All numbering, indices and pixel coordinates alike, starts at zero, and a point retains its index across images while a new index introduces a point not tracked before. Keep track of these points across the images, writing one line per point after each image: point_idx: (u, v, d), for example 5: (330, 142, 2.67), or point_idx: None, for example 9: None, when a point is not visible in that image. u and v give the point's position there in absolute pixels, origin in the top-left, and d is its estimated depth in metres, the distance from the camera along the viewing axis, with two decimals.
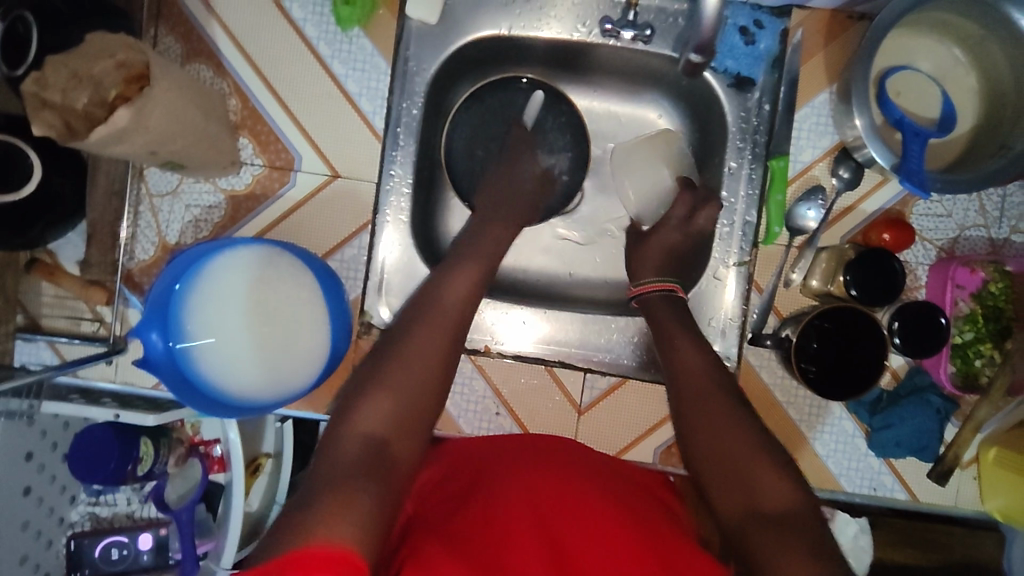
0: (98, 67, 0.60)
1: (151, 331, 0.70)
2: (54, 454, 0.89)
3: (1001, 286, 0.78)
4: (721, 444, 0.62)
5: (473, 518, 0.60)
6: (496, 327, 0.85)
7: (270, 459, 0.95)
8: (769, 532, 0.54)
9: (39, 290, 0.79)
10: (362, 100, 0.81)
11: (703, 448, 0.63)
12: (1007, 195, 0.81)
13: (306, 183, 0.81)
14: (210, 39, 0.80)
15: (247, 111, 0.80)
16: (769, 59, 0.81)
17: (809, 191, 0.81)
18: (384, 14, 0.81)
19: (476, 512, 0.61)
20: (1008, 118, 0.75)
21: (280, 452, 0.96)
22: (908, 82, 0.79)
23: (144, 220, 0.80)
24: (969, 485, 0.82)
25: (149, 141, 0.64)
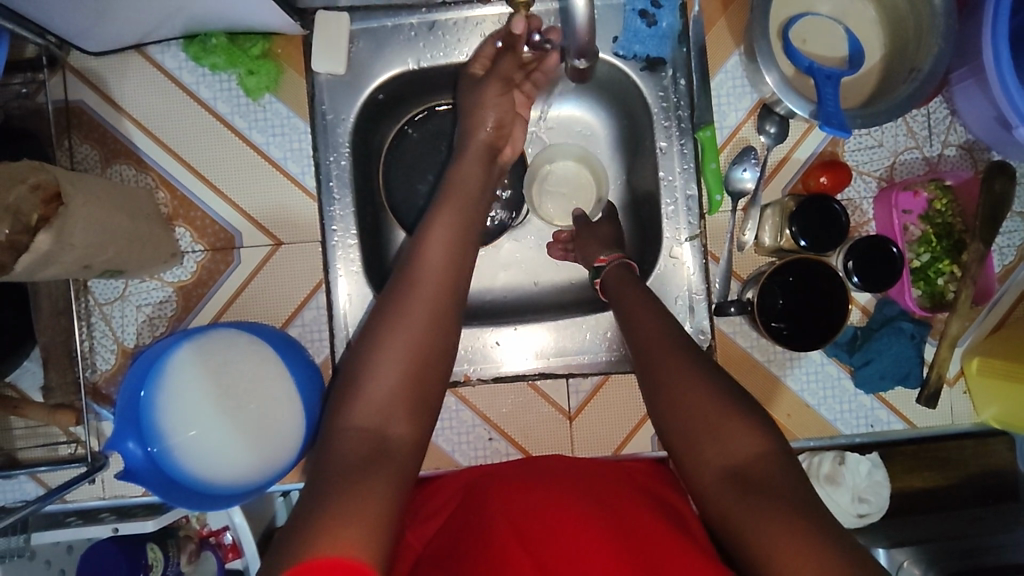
0: (13, 194, 0.57)
1: (127, 440, 0.69)
2: None
3: (945, 202, 0.80)
4: (680, 415, 0.61)
5: (477, 548, 0.61)
6: (497, 350, 0.85)
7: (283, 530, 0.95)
8: (737, 495, 0.55)
9: (9, 425, 0.78)
10: (288, 163, 0.81)
11: (674, 421, 0.62)
12: (931, 113, 0.82)
13: (250, 258, 0.80)
14: (125, 138, 0.80)
15: (177, 200, 0.80)
16: (674, 36, 0.83)
17: (741, 153, 0.81)
18: (292, 75, 0.81)
19: (479, 541, 0.62)
20: (912, 42, 0.77)
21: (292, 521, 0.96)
22: (812, 28, 0.80)
23: (98, 330, 0.79)
24: (961, 401, 0.83)
25: (80, 255, 0.64)
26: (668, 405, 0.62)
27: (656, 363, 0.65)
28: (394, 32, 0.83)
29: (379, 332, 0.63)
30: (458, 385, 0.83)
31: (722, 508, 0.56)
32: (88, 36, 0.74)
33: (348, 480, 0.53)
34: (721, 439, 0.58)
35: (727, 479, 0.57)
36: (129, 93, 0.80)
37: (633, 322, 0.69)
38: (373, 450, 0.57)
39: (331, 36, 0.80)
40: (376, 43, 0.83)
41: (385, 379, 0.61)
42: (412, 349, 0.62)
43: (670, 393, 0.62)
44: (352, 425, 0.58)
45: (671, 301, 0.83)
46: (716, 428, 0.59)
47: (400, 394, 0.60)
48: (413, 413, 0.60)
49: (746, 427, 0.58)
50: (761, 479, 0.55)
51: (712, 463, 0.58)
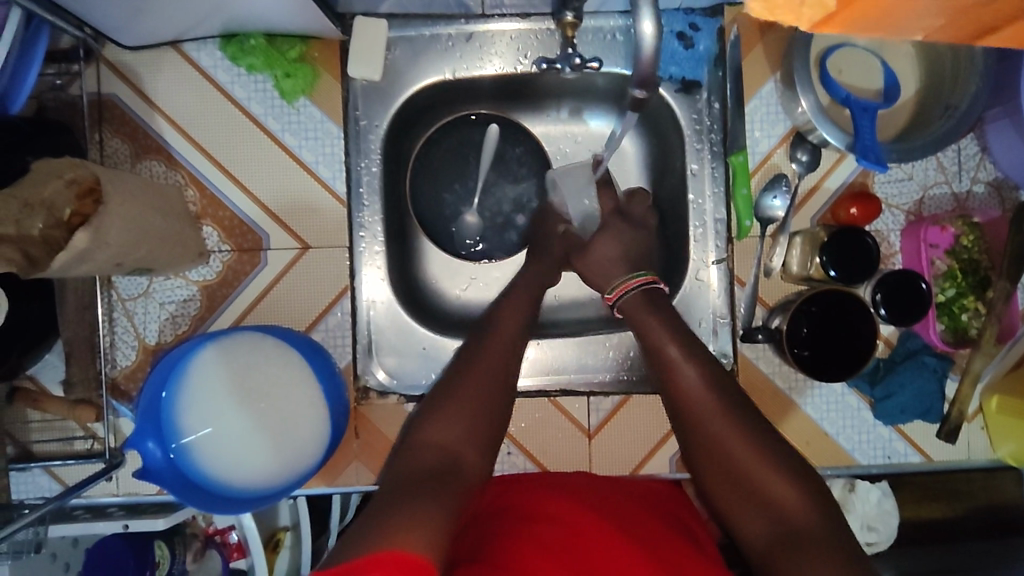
0: (49, 189, 0.58)
1: (147, 441, 0.70)
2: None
3: (973, 238, 0.80)
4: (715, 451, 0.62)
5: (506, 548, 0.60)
6: None
7: (288, 532, 0.93)
8: (782, 551, 0.55)
9: (24, 419, 0.77)
10: (319, 167, 0.81)
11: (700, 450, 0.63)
12: (961, 149, 0.83)
13: (277, 260, 0.80)
14: (157, 134, 0.79)
15: (207, 199, 0.79)
16: (710, 59, 0.83)
17: (772, 180, 0.81)
18: (328, 80, 0.80)
19: (508, 542, 0.61)
20: (949, 79, 0.77)
21: (297, 524, 0.92)
22: (848, 59, 0.80)
23: (120, 325, 0.79)
24: (978, 436, 0.83)
25: (113, 254, 0.63)
26: (705, 457, 0.63)
27: (692, 414, 0.64)
28: (432, 41, 0.83)
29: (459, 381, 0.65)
30: None
31: (769, 563, 0.55)
32: (127, 29, 0.74)
33: (409, 498, 0.52)
34: (765, 492, 0.58)
35: (776, 540, 0.56)
36: (163, 89, 0.79)
37: (667, 353, 0.68)
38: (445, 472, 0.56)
39: (368, 41, 0.79)
40: (413, 51, 0.83)
41: (456, 423, 0.61)
42: (484, 399, 0.64)
43: (706, 447, 0.62)
44: (425, 445, 0.59)
45: (695, 322, 0.84)
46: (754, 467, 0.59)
47: (472, 431, 0.61)
48: (482, 447, 0.61)
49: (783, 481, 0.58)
50: (805, 535, 0.54)
51: (760, 527, 0.58)
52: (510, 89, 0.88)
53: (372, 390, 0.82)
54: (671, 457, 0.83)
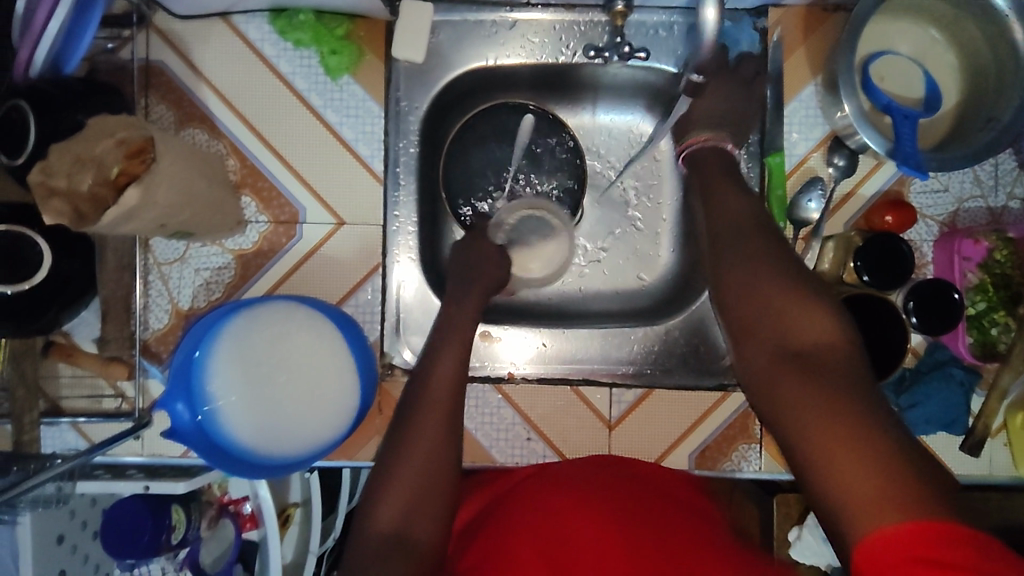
0: (99, 147, 0.60)
1: (177, 402, 0.71)
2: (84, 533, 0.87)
3: (1007, 253, 0.79)
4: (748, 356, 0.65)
5: (497, 538, 0.65)
6: (511, 353, 0.85)
7: (298, 508, 0.96)
8: None
9: (55, 372, 0.78)
10: (359, 145, 0.81)
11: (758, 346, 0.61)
12: (999, 163, 0.82)
13: (312, 234, 0.81)
14: (202, 103, 0.80)
15: (247, 169, 0.81)
16: (752, 59, 0.83)
17: (809, 183, 0.81)
18: (372, 59, 0.81)
19: (499, 531, 0.65)
20: (992, 90, 0.76)
21: (308, 499, 0.96)
22: (891, 66, 0.80)
23: (155, 289, 0.80)
24: (1001, 452, 0.82)
25: (159, 214, 0.64)
26: (740, 292, 0.61)
27: (729, 250, 0.64)
28: (476, 27, 0.83)
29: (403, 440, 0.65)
30: (502, 383, 0.83)
31: (768, 378, 0.55)
32: None
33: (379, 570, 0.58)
34: (789, 319, 0.57)
35: (782, 355, 0.55)
36: (210, 58, 0.80)
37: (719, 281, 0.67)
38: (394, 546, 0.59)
39: (413, 26, 0.80)
40: (457, 35, 0.83)
41: (394, 507, 0.61)
42: (423, 463, 0.63)
43: (743, 285, 0.61)
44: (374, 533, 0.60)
45: None
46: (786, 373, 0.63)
47: (410, 500, 0.61)
48: (431, 515, 0.62)
49: (818, 312, 0.56)
50: (812, 351, 0.54)
51: (770, 338, 0.57)
52: (549, 80, 0.88)
53: (397, 368, 0.83)
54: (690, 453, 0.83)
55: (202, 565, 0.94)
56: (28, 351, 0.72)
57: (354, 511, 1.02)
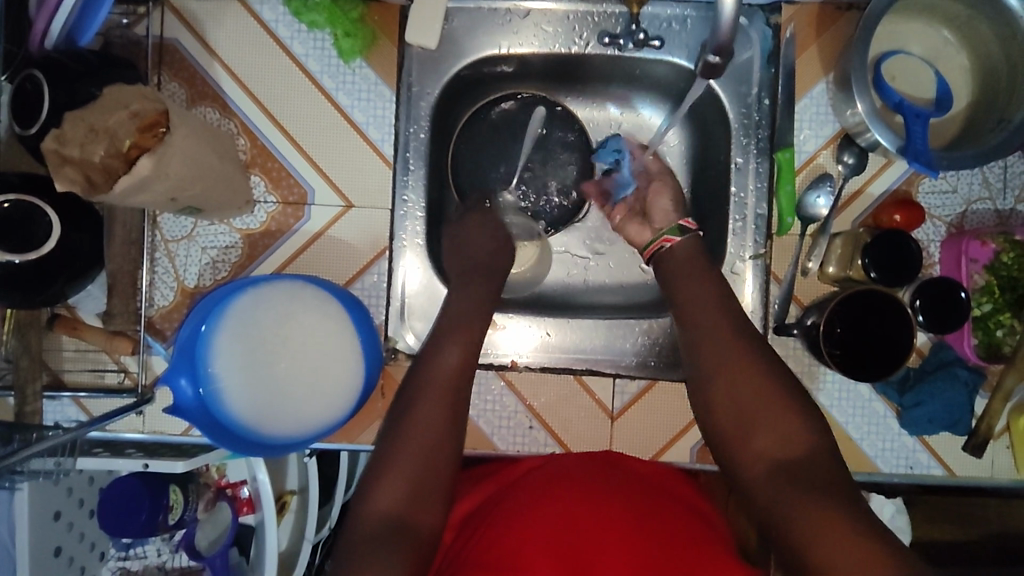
0: (113, 119, 0.60)
1: (180, 378, 0.70)
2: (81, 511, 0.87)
3: (1014, 255, 0.79)
4: (729, 396, 0.65)
5: (496, 527, 0.65)
6: (508, 343, 0.84)
7: (295, 496, 0.95)
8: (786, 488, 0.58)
9: (59, 346, 0.78)
10: (369, 129, 0.82)
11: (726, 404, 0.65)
12: (1008, 166, 0.83)
13: (320, 216, 0.81)
14: (214, 82, 0.80)
15: (257, 149, 0.81)
16: (764, 54, 0.82)
17: (818, 179, 0.82)
18: (385, 44, 0.82)
19: (499, 521, 0.66)
20: (1003, 92, 0.76)
21: (304, 487, 0.95)
22: (903, 66, 0.80)
23: (161, 266, 0.80)
24: (1004, 456, 0.82)
25: (170, 187, 0.65)
26: (722, 404, 0.66)
27: (711, 354, 0.68)
28: (490, 15, 0.83)
29: (403, 431, 0.65)
30: (505, 370, 0.83)
31: (770, 493, 0.59)
32: None
33: (372, 551, 0.58)
34: (777, 429, 0.62)
35: (775, 469, 0.60)
36: (224, 38, 0.80)
37: (697, 338, 0.70)
38: (393, 529, 0.60)
39: (428, 12, 0.79)
40: (470, 22, 0.83)
41: (394, 491, 0.62)
42: (423, 456, 0.64)
43: (729, 400, 0.65)
44: (374, 520, 0.61)
45: None
46: (768, 411, 0.63)
47: (409, 490, 0.62)
48: (429, 503, 0.62)
49: (797, 418, 0.62)
50: (802, 461, 0.59)
51: (765, 451, 0.62)
52: (560, 72, 0.88)
53: (400, 352, 0.82)
54: (692, 446, 0.83)
55: (198, 548, 0.93)
56: (34, 322, 0.72)
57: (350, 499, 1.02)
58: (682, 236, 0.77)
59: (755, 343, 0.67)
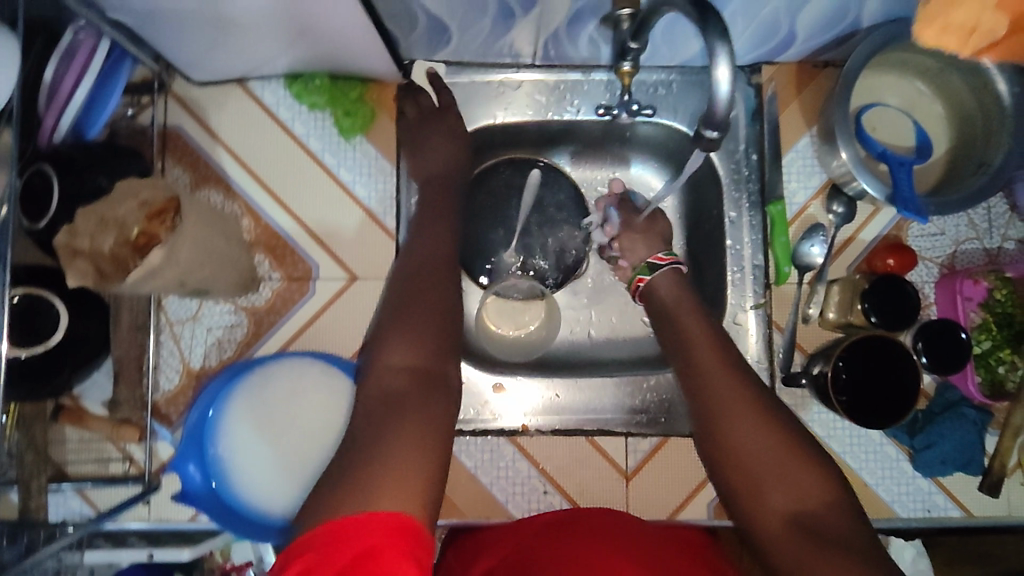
0: (123, 208, 0.60)
1: (188, 463, 0.70)
2: None
3: (1005, 292, 0.81)
4: (735, 447, 0.65)
5: None
6: (515, 406, 0.84)
7: None
8: (803, 542, 0.57)
9: (62, 438, 0.76)
10: (372, 202, 0.83)
11: (731, 443, 0.66)
12: (991, 208, 0.86)
13: (325, 290, 0.82)
14: (217, 165, 0.82)
15: (260, 228, 0.82)
16: (748, 112, 0.85)
17: (810, 229, 0.84)
18: (384, 120, 0.84)
19: None
20: (979, 139, 0.79)
21: None
22: (881, 117, 0.84)
23: (165, 349, 0.80)
24: (1018, 492, 0.82)
25: (181, 272, 0.65)
26: (732, 454, 0.65)
27: (721, 404, 0.68)
28: (484, 87, 0.86)
29: (396, 317, 0.67)
30: (517, 435, 0.83)
31: (788, 554, 0.58)
32: (199, 65, 0.77)
33: (403, 402, 0.58)
34: (790, 481, 0.62)
35: (793, 524, 0.59)
36: (226, 122, 0.83)
37: (703, 377, 0.71)
38: (415, 379, 0.61)
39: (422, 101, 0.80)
40: (465, 96, 0.86)
41: (403, 344, 0.64)
42: (434, 334, 0.66)
43: (737, 450, 0.65)
44: (384, 367, 0.62)
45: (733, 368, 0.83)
46: (779, 462, 0.63)
47: (421, 345, 0.64)
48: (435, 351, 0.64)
49: (811, 471, 0.62)
50: (819, 516, 0.59)
51: (779, 505, 0.61)
52: (552, 136, 0.91)
53: None
54: (709, 502, 0.82)
55: None
56: (38, 415, 0.71)
57: None
58: (651, 274, 0.81)
59: (766, 395, 0.68)
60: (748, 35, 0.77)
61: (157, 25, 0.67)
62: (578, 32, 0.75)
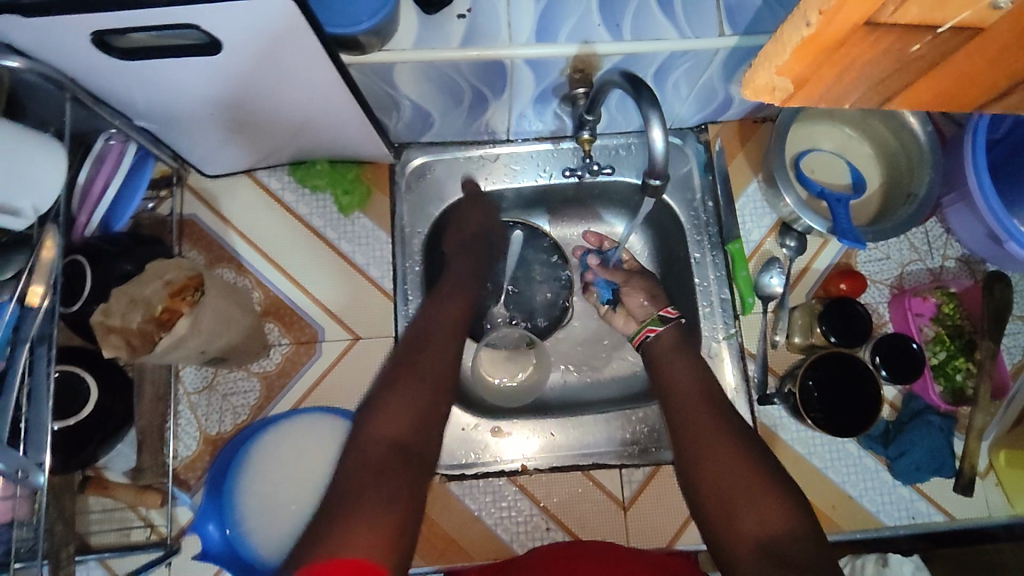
0: (149, 289, 0.68)
1: (208, 523, 0.74)
2: None
3: (952, 306, 0.90)
4: (710, 477, 0.68)
5: None
6: (517, 450, 0.89)
7: None
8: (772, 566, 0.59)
9: (86, 509, 0.81)
10: (370, 269, 0.92)
11: (705, 468, 0.69)
12: (928, 231, 0.95)
13: (330, 351, 0.89)
14: (228, 245, 0.91)
15: (269, 299, 0.90)
16: (701, 165, 0.96)
17: (767, 263, 0.93)
18: (378, 195, 0.94)
19: None
20: (905, 172, 0.90)
21: None
22: (819, 160, 0.94)
23: (184, 417, 0.85)
24: (995, 493, 0.87)
25: (201, 341, 0.72)
26: (709, 485, 0.67)
27: (699, 437, 0.71)
28: (466, 162, 0.95)
29: (395, 382, 0.69)
30: (517, 475, 0.88)
31: None
32: (211, 160, 0.87)
33: (378, 481, 0.60)
34: (760, 510, 0.63)
35: (762, 553, 0.61)
36: (236, 208, 0.92)
37: (682, 402, 0.76)
38: (389, 459, 0.62)
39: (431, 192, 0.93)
40: (450, 168, 0.95)
41: (391, 417, 0.65)
42: (420, 403, 0.67)
43: (711, 477, 0.68)
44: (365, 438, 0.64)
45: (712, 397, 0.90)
46: (755, 487, 0.65)
47: (407, 418, 0.66)
48: (419, 428, 0.66)
49: (783, 504, 0.64)
50: (787, 545, 0.60)
51: (749, 532, 0.63)
52: (531, 200, 1.00)
53: None
54: None
55: None
56: (66, 487, 0.76)
57: None
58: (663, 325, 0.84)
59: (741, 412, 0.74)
60: (690, 100, 0.88)
61: (176, 129, 0.77)
62: (543, 108, 0.86)
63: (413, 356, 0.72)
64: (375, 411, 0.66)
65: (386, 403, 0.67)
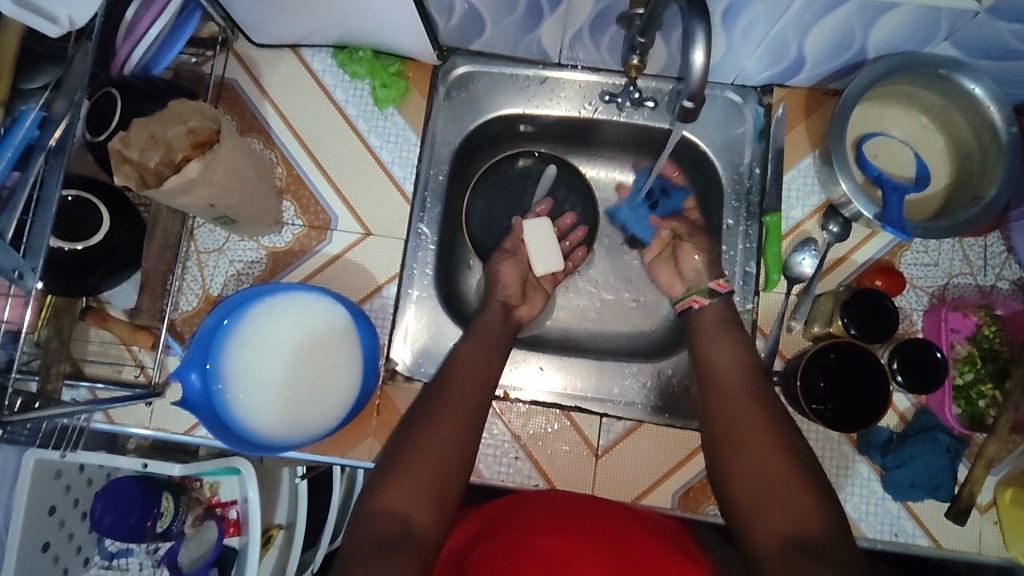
0: (171, 132, 0.69)
1: (191, 372, 0.75)
2: (81, 520, 0.84)
3: (993, 329, 0.82)
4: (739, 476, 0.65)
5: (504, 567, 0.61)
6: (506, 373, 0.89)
7: (281, 530, 0.92)
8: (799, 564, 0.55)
9: (87, 338, 0.85)
10: (394, 167, 0.90)
11: (728, 429, 0.69)
12: (988, 245, 0.87)
13: (340, 240, 0.89)
14: (262, 117, 0.91)
15: (292, 177, 0.90)
16: (756, 131, 0.91)
17: (802, 242, 0.87)
18: (416, 95, 0.92)
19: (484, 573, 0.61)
20: (976, 174, 0.82)
21: (292, 523, 0.92)
22: (885, 146, 0.87)
23: (190, 274, 0.88)
24: (991, 530, 0.82)
25: (210, 193, 0.72)
26: (739, 480, 0.65)
27: (722, 416, 0.70)
28: (511, 79, 0.92)
29: (415, 433, 0.66)
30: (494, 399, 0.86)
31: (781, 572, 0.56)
32: (260, 27, 0.87)
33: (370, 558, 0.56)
34: (789, 500, 0.60)
35: (792, 547, 0.57)
36: (276, 83, 0.92)
37: None
38: (390, 541, 0.58)
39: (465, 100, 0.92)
40: (493, 84, 0.93)
41: (409, 487, 0.62)
42: (438, 461, 0.64)
43: (746, 471, 0.65)
44: (380, 511, 0.60)
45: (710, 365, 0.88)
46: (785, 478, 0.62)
47: (425, 491, 0.62)
48: (434, 503, 0.62)
49: (808, 492, 0.61)
50: (818, 541, 0.57)
51: (777, 525, 0.59)
52: (571, 134, 0.97)
53: (399, 373, 0.88)
54: (675, 493, 0.84)
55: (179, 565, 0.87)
56: (68, 309, 0.79)
57: (334, 547, 1.00)
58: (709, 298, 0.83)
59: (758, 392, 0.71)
60: (758, 53, 0.82)
61: None
62: (600, 32, 0.81)
63: (433, 409, 0.68)
64: (388, 478, 0.63)
65: (398, 471, 0.63)
